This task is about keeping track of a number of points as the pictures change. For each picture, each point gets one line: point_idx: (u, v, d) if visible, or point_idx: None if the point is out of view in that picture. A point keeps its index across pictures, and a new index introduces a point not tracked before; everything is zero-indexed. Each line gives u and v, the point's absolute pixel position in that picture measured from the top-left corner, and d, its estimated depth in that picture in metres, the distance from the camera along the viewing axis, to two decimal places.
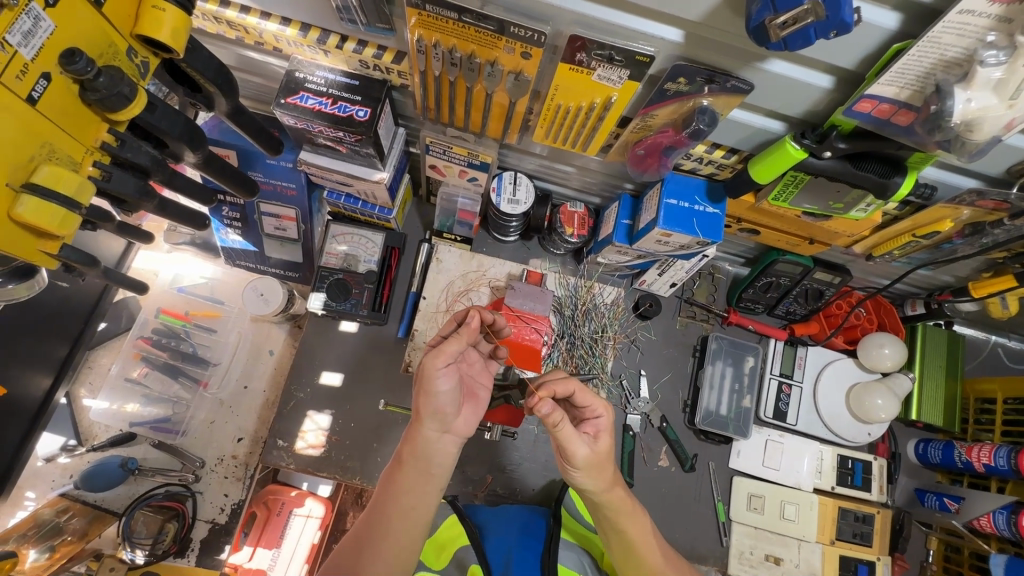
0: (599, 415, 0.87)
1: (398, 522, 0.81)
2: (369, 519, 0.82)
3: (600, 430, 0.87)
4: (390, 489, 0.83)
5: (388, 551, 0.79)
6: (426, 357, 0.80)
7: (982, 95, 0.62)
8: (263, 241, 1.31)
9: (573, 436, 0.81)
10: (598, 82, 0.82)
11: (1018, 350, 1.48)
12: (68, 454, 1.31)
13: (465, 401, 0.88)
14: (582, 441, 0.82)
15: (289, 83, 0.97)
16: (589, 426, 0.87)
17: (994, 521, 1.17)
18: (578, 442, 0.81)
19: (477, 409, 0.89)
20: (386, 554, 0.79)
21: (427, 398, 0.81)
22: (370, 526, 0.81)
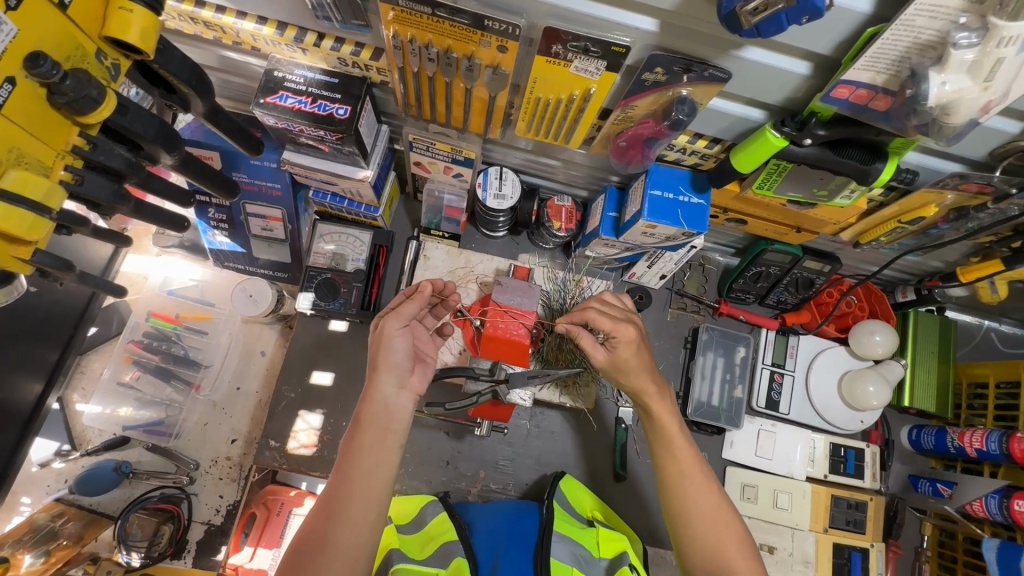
0: (614, 334, 0.92)
1: (366, 483, 0.81)
2: (334, 487, 0.81)
3: (618, 343, 0.93)
4: (354, 450, 0.83)
5: (356, 515, 0.79)
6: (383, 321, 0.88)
7: (956, 78, 0.61)
8: (251, 242, 1.31)
9: (590, 347, 0.93)
10: (576, 74, 0.82)
11: (1010, 334, 1.48)
12: (63, 458, 1.31)
13: (415, 363, 0.92)
14: (597, 350, 0.94)
15: (267, 82, 0.96)
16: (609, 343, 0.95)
17: (987, 505, 1.17)
18: (592, 352, 0.94)
19: (426, 371, 0.93)
20: (354, 518, 0.78)
21: (385, 355, 0.86)
22: (338, 488, 0.80)
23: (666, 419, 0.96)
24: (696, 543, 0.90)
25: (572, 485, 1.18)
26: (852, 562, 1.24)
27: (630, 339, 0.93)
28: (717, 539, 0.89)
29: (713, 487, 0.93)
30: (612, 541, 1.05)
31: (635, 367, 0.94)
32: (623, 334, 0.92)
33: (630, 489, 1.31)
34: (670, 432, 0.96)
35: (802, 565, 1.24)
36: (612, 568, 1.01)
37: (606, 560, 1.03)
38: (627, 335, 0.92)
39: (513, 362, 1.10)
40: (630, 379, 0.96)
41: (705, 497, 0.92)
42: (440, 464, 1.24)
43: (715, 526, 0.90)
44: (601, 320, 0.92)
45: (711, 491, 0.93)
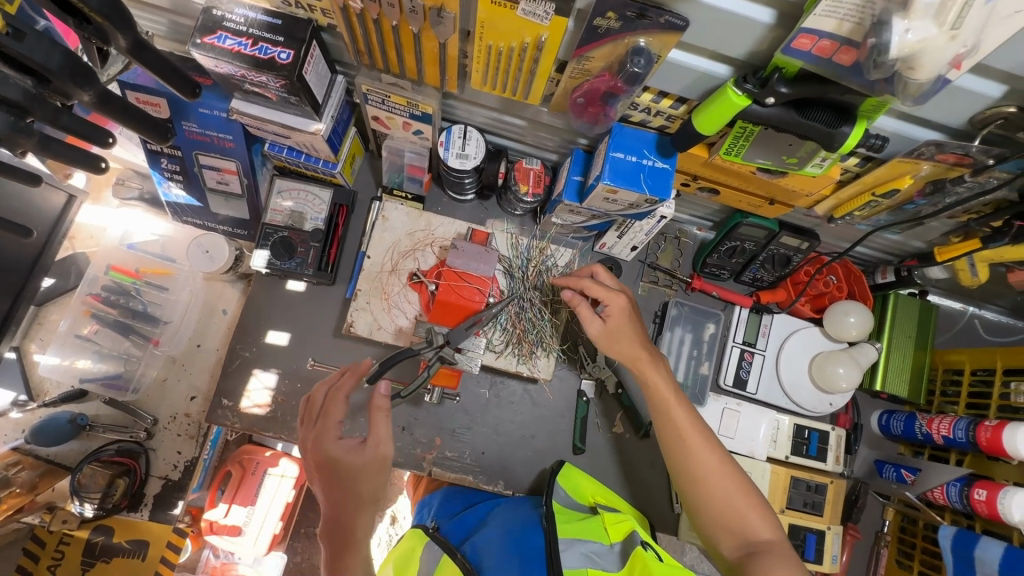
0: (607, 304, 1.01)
1: None
2: None
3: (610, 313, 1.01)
4: None
5: None
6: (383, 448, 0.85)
7: (921, 24, 0.54)
8: (207, 197, 1.26)
9: (585, 314, 1.02)
10: (524, 19, 0.75)
11: (994, 321, 1.43)
12: (19, 408, 1.31)
13: None
14: (590, 321, 1.02)
15: (205, 21, 0.90)
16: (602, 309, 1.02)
17: (947, 493, 1.15)
18: (589, 320, 1.02)
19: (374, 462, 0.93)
20: None
21: (371, 481, 0.84)
22: None
23: (662, 388, 0.98)
24: (707, 505, 0.91)
25: (571, 476, 1.16)
26: (806, 543, 1.21)
27: (621, 308, 1.01)
28: (726, 497, 0.91)
29: (716, 447, 0.94)
30: (617, 524, 1.02)
31: (622, 339, 1.00)
32: (615, 305, 1.00)
33: (591, 463, 1.29)
34: (667, 399, 0.97)
35: None
36: (624, 550, 0.97)
37: (618, 544, 0.99)
38: (619, 304, 1.01)
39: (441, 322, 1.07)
40: (620, 347, 1.01)
41: (704, 456, 0.93)
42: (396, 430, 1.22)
43: (724, 486, 0.91)
44: (596, 287, 1.01)
45: (712, 451, 0.94)
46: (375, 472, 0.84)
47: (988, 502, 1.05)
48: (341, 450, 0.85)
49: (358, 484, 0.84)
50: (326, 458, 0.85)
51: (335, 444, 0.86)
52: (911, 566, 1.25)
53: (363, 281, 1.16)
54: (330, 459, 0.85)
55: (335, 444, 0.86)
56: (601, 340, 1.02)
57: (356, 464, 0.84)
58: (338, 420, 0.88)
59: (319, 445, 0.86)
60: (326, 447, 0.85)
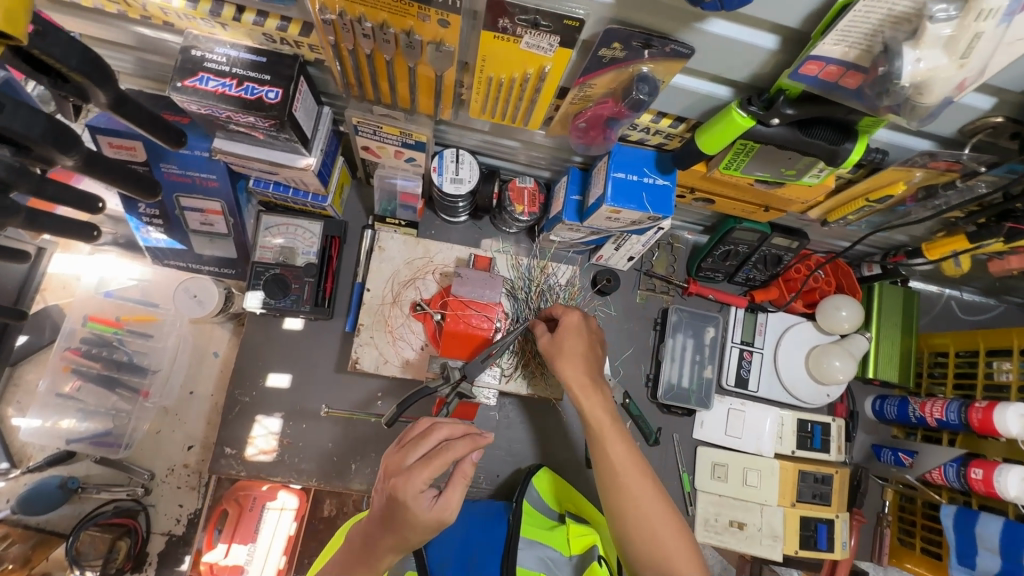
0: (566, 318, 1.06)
1: None
2: None
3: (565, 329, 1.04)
4: None
5: None
6: (443, 516, 0.77)
7: (931, 54, 0.56)
8: (190, 238, 1.20)
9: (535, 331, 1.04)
10: (527, 51, 0.74)
11: (969, 302, 1.51)
12: (1, 478, 1.23)
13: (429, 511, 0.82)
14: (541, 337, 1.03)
15: (184, 63, 0.85)
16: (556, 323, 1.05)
17: (945, 473, 1.21)
18: (539, 333, 1.04)
19: None
20: None
21: (415, 533, 0.77)
22: None
23: (601, 418, 0.96)
24: (636, 539, 0.87)
25: (543, 478, 1.16)
26: (817, 533, 1.27)
27: (574, 324, 1.04)
28: (653, 529, 0.87)
29: (648, 480, 0.91)
30: (580, 536, 1.05)
31: (569, 361, 1.00)
32: (569, 318, 1.04)
33: None
34: (603, 428, 0.95)
35: (771, 539, 1.25)
36: (581, 563, 1.01)
37: (576, 556, 1.03)
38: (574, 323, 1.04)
39: (455, 355, 1.04)
40: (567, 367, 1.00)
41: (637, 488, 0.89)
42: None
43: (650, 520, 0.87)
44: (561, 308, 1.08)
45: (646, 486, 0.90)
46: (426, 528, 0.77)
47: (985, 481, 1.11)
48: (418, 504, 0.75)
49: (406, 529, 0.77)
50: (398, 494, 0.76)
51: (417, 498, 0.75)
52: (912, 543, 1.31)
53: (365, 315, 1.13)
54: (399, 502, 0.76)
55: (416, 499, 0.75)
56: (550, 353, 1.01)
57: (422, 519, 0.76)
58: (428, 477, 0.76)
59: (404, 491, 0.75)
60: (399, 489, 0.76)
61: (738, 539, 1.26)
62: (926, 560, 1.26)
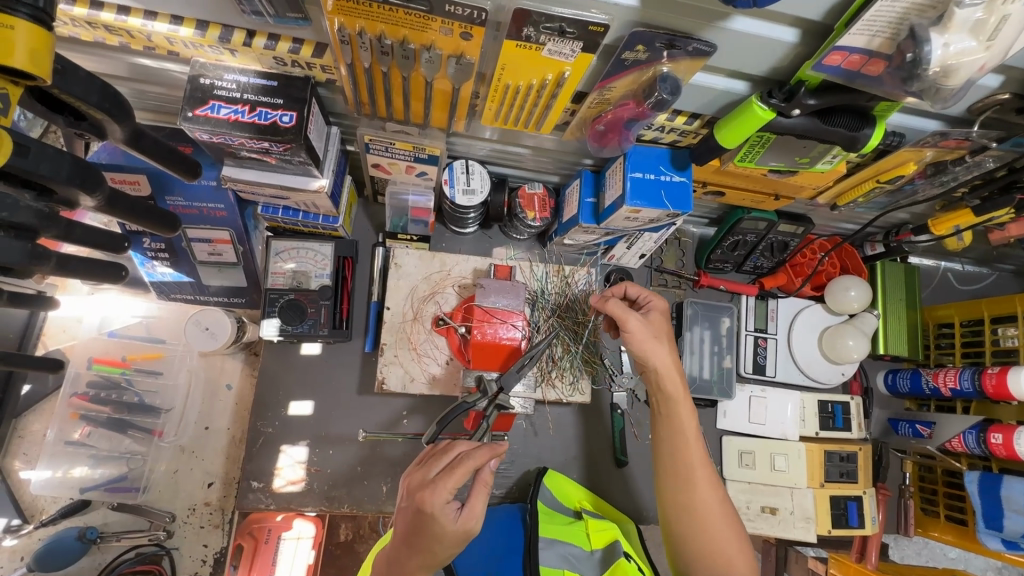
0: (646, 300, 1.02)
1: None
2: None
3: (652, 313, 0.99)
4: None
5: None
6: (470, 526, 0.74)
7: (959, 37, 0.58)
8: (198, 270, 1.17)
9: (617, 308, 0.95)
10: (550, 58, 0.74)
11: (965, 273, 1.56)
12: (13, 535, 1.18)
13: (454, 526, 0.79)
14: (631, 316, 0.95)
15: (193, 91, 0.83)
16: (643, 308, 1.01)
17: (965, 441, 1.24)
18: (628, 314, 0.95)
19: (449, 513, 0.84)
20: None
21: (443, 549, 0.74)
22: None
23: (685, 422, 0.93)
24: (692, 536, 0.88)
25: (558, 480, 1.17)
26: (848, 511, 1.29)
27: (662, 310, 1.01)
28: (714, 535, 0.88)
29: (719, 489, 0.90)
30: (601, 531, 1.03)
31: (659, 346, 0.95)
32: (657, 305, 1.01)
33: (635, 471, 1.30)
34: (684, 432, 0.93)
35: (804, 521, 1.27)
36: (606, 557, 0.98)
37: (599, 551, 1.00)
38: (659, 308, 1.00)
39: (487, 367, 1.03)
40: (654, 353, 0.95)
41: (709, 491, 0.89)
42: None
43: (716, 527, 0.88)
44: (638, 288, 1.03)
45: (716, 492, 0.90)
46: (453, 543, 0.74)
47: (1006, 445, 1.14)
48: (444, 516, 0.72)
49: (433, 546, 0.73)
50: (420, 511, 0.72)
51: (444, 508, 0.72)
52: (936, 511, 1.35)
53: (387, 334, 1.12)
54: (425, 516, 0.72)
55: (443, 508, 0.72)
56: (638, 336, 0.95)
57: (451, 533, 0.73)
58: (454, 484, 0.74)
59: (431, 503, 0.72)
60: (425, 500, 0.72)
61: (772, 524, 1.27)
62: (952, 528, 1.30)
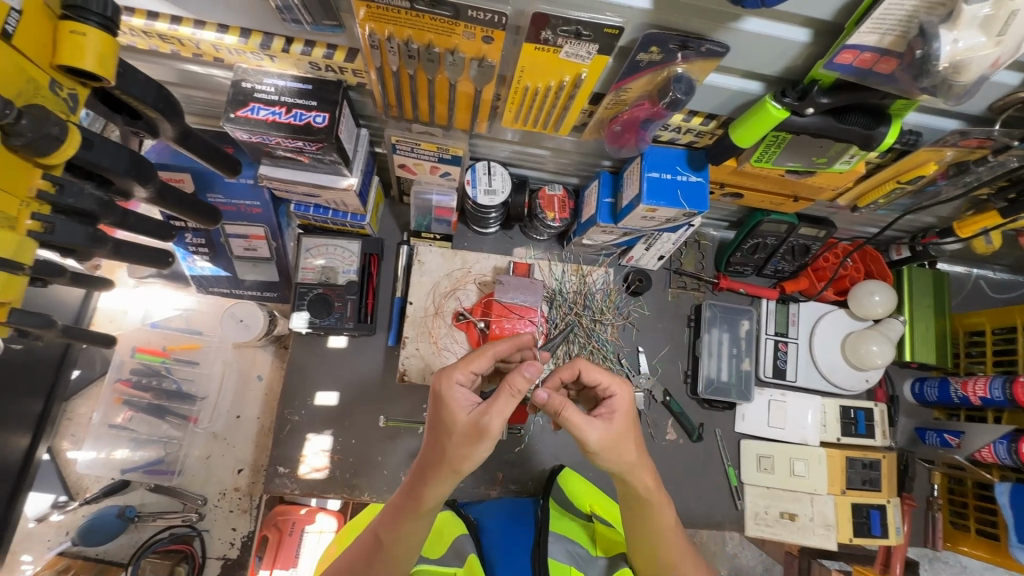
0: (614, 392, 0.79)
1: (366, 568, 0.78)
2: None
3: (615, 410, 0.77)
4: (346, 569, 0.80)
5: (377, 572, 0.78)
6: (481, 424, 0.70)
7: (969, 34, 0.59)
8: (234, 265, 1.24)
9: (575, 420, 0.72)
10: (567, 60, 0.78)
11: (999, 280, 1.51)
12: (60, 510, 1.26)
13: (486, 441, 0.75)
14: (592, 425, 0.73)
15: (236, 95, 0.90)
16: (604, 406, 0.78)
17: (995, 451, 1.19)
18: (587, 423, 0.73)
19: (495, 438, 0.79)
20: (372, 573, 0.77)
21: (455, 445, 0.72)
22: None
23: (664, 521, 0.84)
24: None
25: (572, 479, 1.16)
26: (870, 520, 1.27)
27: (630, 405, 0.78)
28: None
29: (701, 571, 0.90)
30: (608, 539, 1.03)
31: (632, 451, 0.76)
32: (623, 397, 0.78)
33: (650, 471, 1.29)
34: (665, 526, 0.84)
35: (823, 528, 1.25)
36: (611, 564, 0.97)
37: (603, 558, 0.99)
38: (625, 401, 0.78)
39: None
40: (626, 459, 0.76)
41: None
42: None
43: None
44: (600, 371, 0.79)
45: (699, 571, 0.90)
46: (464, 442, 0.72)
47: None
48: (453, 399, 0.74)
49: (446, 441, 0.73)
50: (437, 398, 0.75)
51: (453, 390, 0.74)
52: (966, 525, 1.31)
53: (410, 327, 1.16)
54: (438, 398, 0.75)
55: (452, 389, 0.74)
56: (600, 451, 0.74)
57: (459, 421, 0.72)
58: (467, 368, 0.76)
59: (440, 382, 0.74)
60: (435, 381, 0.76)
61: (791, 530, 1.26)
62: (983, 542, 1.26)
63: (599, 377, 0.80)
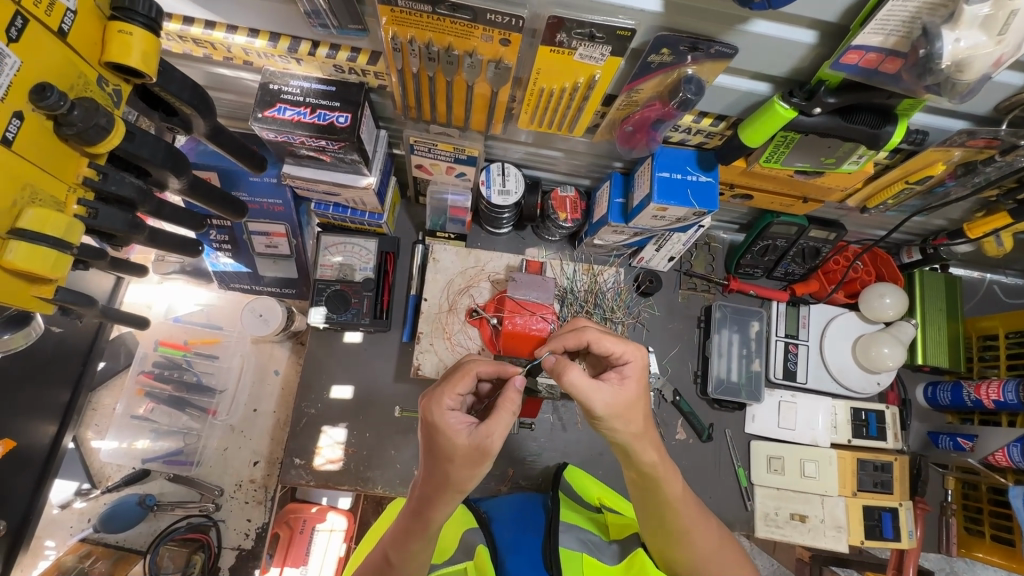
0: (627, 359, 0.84)
1: None
2: None
3: (627, 374, 0.82)
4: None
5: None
6: (488, 444, 0.74)
7: (970, 33, 0.61)
8: (255, 261, 1.28)
9: (582, 383, 0.76)
10: (580, 62, 0.81)
11: (1013, 285, 1.51)
12: (83, 498, 1.30)
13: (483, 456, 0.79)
14: (600, 390, 0.77)
15: (264, 96, 0.94)
16: (615, 372, 0.82)
17: (1009, 454, 1.18)
18: (597, 389, 0.77)
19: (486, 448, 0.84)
20: None
21: (460, 467, 0.75)
22: None
23: (674, 491, 0.86)
24: None
25: (578, 475, 1.18)
26: (882, 522, 1.26)
27: (642, 367, 0.83)
28: None
29: (712, 534, 0.92)
30: (619, 525, 1.06)
31: (642, 415, 0.80)
32: (635, 358, 0.83)
33: None
34: (673, 497, 0.86)
35: (835, 530, 1.25)
36: (623, 547, 0.99)
37: (616, 543, 1.01)
38: (638, 366, 0.83)
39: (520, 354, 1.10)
40: (637, 422, 0.79)
41: (709, 544, 0.90)
42: None
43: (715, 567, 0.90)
44: (611, 340, 0.84)
45: (710, 535, 0.91)
46: (469, 463, 0.74)
47: None
48: (449, 424, 0.76)
49: (449, 467, 0.75)
50: (433, 430, 0.77)
51: (446, 416, 0.76)
52: (981, 531, 1.30)
53: (424, 323, 1.19)
54: (432, 427, 0.76)
55: (445, 415, 0.76)
56: (611, 415, 0.77)
57: (458, 446, 0.74)
58: (456, 393, 0.79)
59: (431, 411, 0.76)
60: (426, 409, 0.78)
61: (802, 532, 1.26)
62: (999, 548, 1.24)
63: (612, 347, 0.84)
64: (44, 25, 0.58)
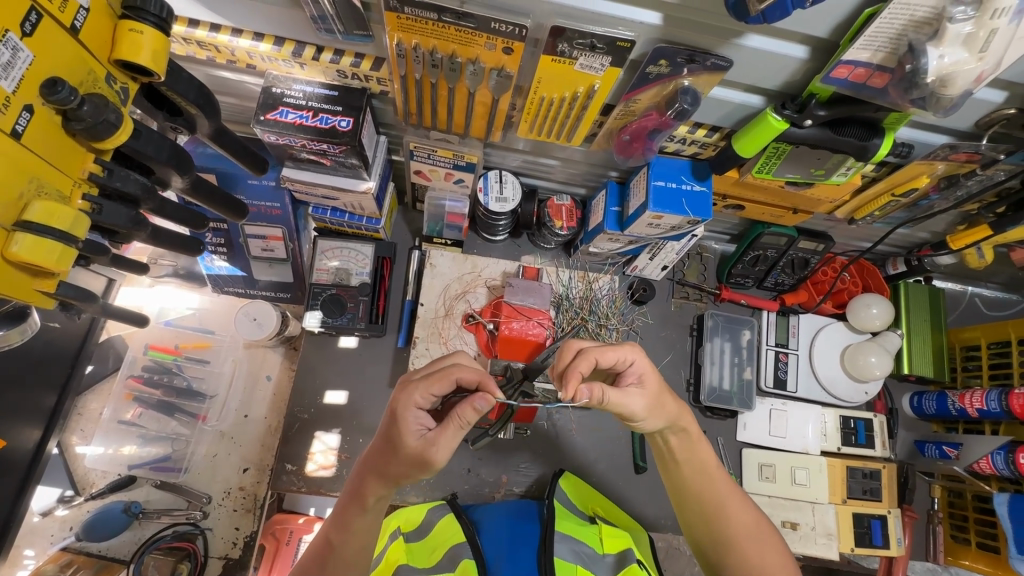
0: (632, 360, 0.86)
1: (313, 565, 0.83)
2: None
3: (642, 376, 0.86)
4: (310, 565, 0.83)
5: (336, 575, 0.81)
6: (431, 452, 0.74)
7: (953, 50, 0.65)
8: (251, 265, 1.28)
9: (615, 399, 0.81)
10: (581, 72, 0.83)
11: (993, 298, 1.55)
12: (65, 505, 1.27)
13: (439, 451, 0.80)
14: (629, 397, 0.82)
15: (266, 99, 0.95)
16: (630, 376, 0.86)
17: (993, 462, 1.21)
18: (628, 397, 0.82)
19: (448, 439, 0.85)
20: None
21: (403, 462, 0.76)
22: None
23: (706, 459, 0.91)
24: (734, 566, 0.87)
25: (572, 482, 1.17)
26: (872, 530, 1.28)
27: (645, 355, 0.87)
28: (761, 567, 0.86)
29: (747, 502, 0.91)
30: (614, 537, 1.05)
31: (671, 402, 0.88)
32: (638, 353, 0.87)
33: None
34: (705, 461, 0.92)
35: (825, 537, 1.27)
36: (617, 562, 1.02)
37: (611, 555, 1.03)
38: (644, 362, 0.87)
39: (514, 359, 1.11)
40: (668, 411, 0.87)
41: (743, 515, 0.89)
42: (463, 473, 1.21)
43: (758, 541, 0.88)
44: (612, 351, 0.84)
45: (746, 505, 0.91)
46: (412, 464, 0.75)
47: None
48: (408, 421, 0.77)
49: (393, 460, 0.77)
50: (395, 428, 0.77)
51: (409, 412, 0.77)
52: (966, 539, 1.32)
53: (420, 328, 1.19)
54: (395, 417, 0.78)
55: (409, 410, 0.77)
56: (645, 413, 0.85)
57: (407, 446, 0.75)
58: (428, 392, 0.78)
59: (399, 402, 0.77)
60: (398, 403, 0.78)
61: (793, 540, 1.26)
62: (984, 555, 1.26)
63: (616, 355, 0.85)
64: (56, 21, 0.58)
